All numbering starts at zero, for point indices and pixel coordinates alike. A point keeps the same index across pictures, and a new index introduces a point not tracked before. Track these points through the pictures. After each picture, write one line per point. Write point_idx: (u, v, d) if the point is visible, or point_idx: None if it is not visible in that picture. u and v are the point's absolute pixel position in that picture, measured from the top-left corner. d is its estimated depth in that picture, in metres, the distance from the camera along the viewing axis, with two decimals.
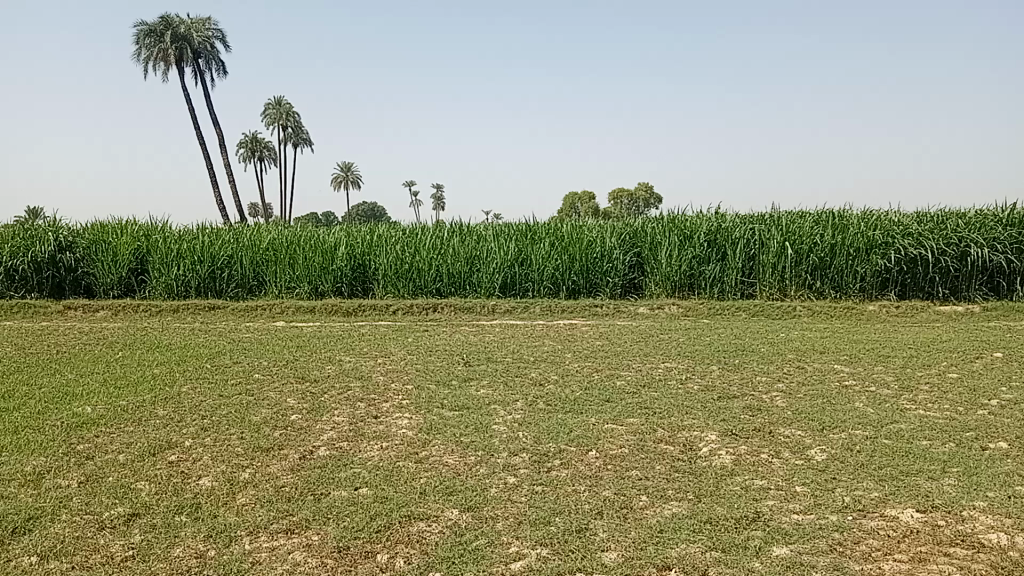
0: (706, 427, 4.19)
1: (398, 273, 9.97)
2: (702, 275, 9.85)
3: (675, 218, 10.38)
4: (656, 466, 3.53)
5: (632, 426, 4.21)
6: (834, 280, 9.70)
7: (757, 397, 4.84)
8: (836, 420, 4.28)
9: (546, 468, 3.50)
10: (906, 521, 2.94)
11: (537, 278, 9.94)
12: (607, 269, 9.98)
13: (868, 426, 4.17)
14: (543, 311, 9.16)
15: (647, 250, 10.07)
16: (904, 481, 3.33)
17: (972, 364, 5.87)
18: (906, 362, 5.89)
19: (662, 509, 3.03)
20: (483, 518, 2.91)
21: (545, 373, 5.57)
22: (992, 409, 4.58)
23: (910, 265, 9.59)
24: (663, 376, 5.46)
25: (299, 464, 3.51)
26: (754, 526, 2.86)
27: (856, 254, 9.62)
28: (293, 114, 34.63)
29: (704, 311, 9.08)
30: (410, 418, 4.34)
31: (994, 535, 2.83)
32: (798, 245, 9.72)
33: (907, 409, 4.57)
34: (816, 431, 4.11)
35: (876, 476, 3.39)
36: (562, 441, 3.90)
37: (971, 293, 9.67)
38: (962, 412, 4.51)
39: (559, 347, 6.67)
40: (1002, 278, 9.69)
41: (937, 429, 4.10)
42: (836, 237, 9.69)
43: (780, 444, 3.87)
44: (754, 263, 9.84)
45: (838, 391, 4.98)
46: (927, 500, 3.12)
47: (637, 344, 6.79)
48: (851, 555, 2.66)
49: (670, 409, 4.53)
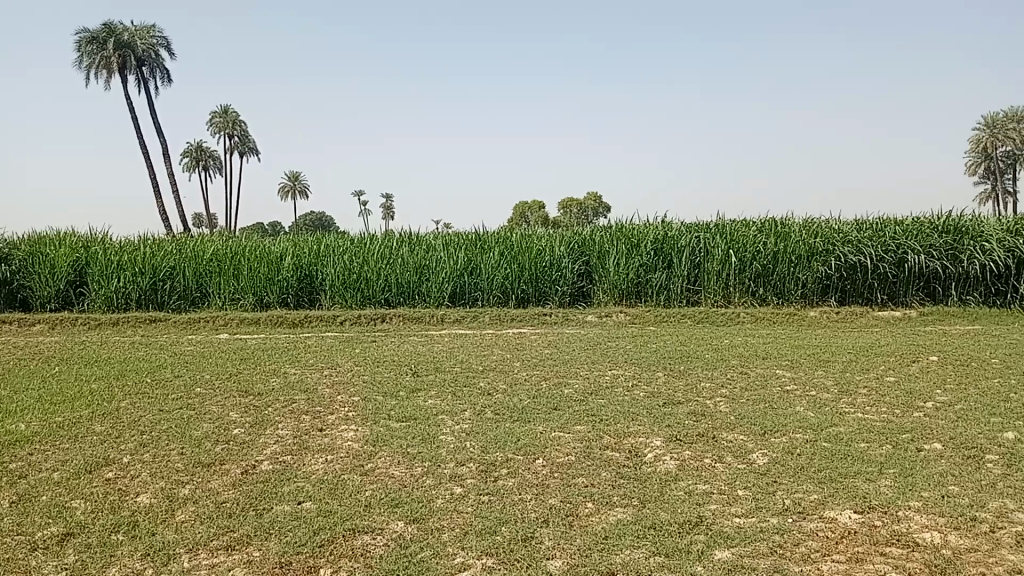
0: (652, 433, 4.24)
1: (345, 283, 9.91)
2: (648, 283, 9.96)
3: (623, 226, 10.51)
4: (602, 472, 3.56)
5: (579, 433, 4.23)
6: (776, 287, 9.89)
7: (701, 403, 4.91)
8: (778, 424, 4.37)
9: (493, 477, 3.50)
10: (844, 522, 3.01)
11: (486, 287, 9.96)
12: (556, 278, 10.02)
13: (808, 430, 4.26)
14: (492, 320, 9.17)
15: (596, 258, 10.17)
16: (843, 483, 3.41)
17: (909, 367, 6.03)
18: (845, 366, 6.03)
19: (607, 515, 3.05)
20: (429, 530, 2.90)
21: (492, 382, 5.57)
22: (927, 411, 4.72)
23: (849, 271, 9.84)
24: (611, 383, 5.51)
25: (241, 479, 3.46)
26: (697, 531, 2.91)
27: (798, 261, 9.83)
28: (240, 123, 34.21)
29: (651, 318, 9.20)
30: (356, 430, 4.30)
31: (928, 534, 2.91)
32: (742, 252, 9.89)
33: (845, 412, 4.67)
34: (759, 436, 4.18)
35: (816, 479, 3.47)
36: (509, 450, 3.91)
37: (908, 298, 9.92)
38: (898, 414, 4.64)
39: (508, 355, 6.69)
40: (938, 283, 9.92)
41: (875, 432, 4.22)
42: (779, 245, 9.90)
43: (724, 449, 3.93)
44: (700, 270, 9.99)
45: (780, 396, 5.08)
46: (865, 501, 3.20)
47: (584, 352, 6.84)
48: (790, 557, 2.71)
49: (616, 416, 4.56)
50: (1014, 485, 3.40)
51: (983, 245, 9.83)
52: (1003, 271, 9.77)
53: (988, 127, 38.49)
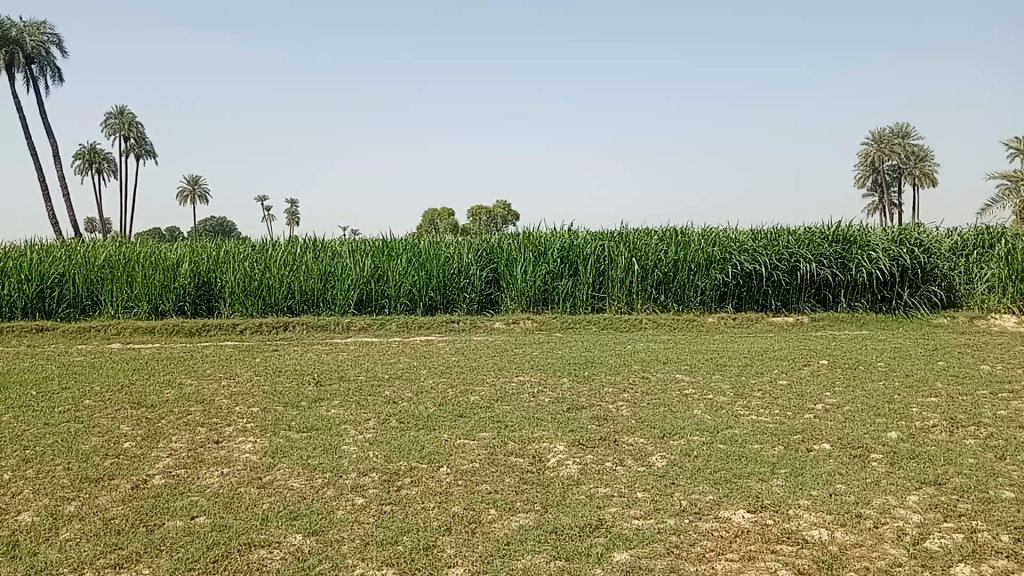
0: (555, 438, 4.28)
1: (246, 291, 9.66)
2: (555, 290, 10.07)
3: (530, 234, 10.61)
4: (506, 478, 3.58)
5: (483, 440, 4.24)
6: (677, 294, 10.15)
7: (604, 407, 5.00)
8: (677, 427, 4.48)
9: (396, 486, 3.47)
10: (738, 522, 3.11)
11: (392, 295, 9.87)
12: (464, 285, 10.02)
13: (705, 432, 4.39)
14: (398, 328, 9.09)
15: (503, 266, 10.21)
16: (737, 483, 3.53)
17: (801, 371, 6.29)
18: (741, 370, 6.24)
19: (509, 521, 3.07)
20: (328, 542, 2.85)
21: (397, 390, 5.51)
22: (816, 412, 4.93)
23: (746, 279, 10.18)
24: (516, 389, 5.54)
25: (131, 494, 3.32)
26: (596, 534, 2.95)
27: (697, 269, 10.12)
28: (137, 125, 32.96)
29: (557, 325, 9.30)
30: (255, 441, 4.19)
31: (816, 531, 3.04)
32: (645, 260, 10.12)
33: (740, 415, 4.83)
34: (658, 439, 4.28)
35: (712, 480, 3.57)
36: (413, 458, 3.88)
37: (800, 304, 10.32)
38: (790, 416, 4.83)
39: (414, 363, 6.65)
40: (828, 290, 10.36)
41: (768, 433, 4.38)
42: (680, 253, 10.17)
43: (624, 452, 4.01)
44: (604, 278, 10.16)
45: (679, 400, 5.21)
46: (758, 500, 3.32)
47: (491, 359, 6.86)
48: (686, 557, 2.78)
49: (521, 422, 4.59)
50: (895, 482, 3.59)
51: (869, 254, 10.33)
52: (887, 279, 10.28)
53: (874, 142, 40.58)
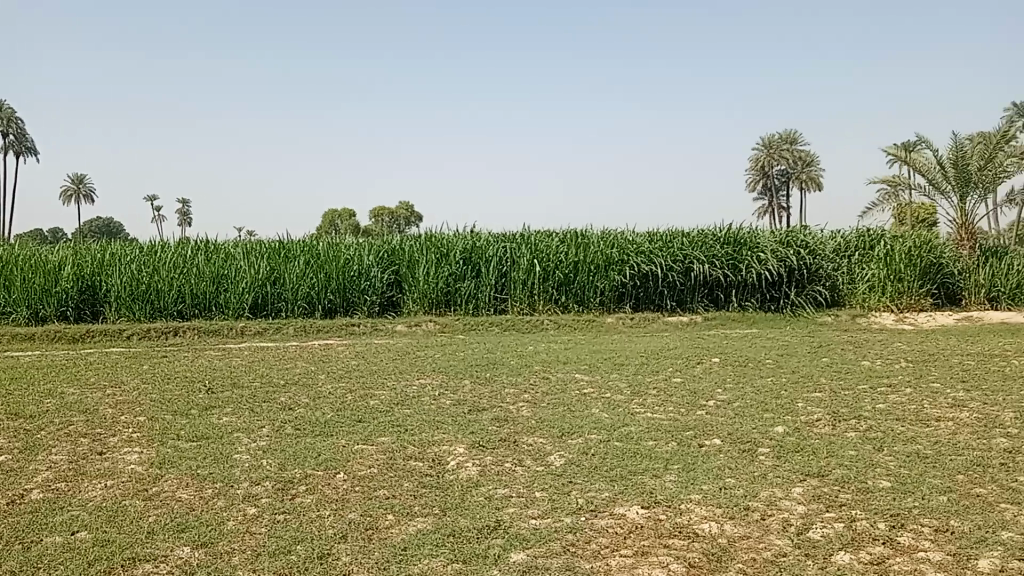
0: (455, 440, 4.28)
1: (134, 294, 9.29)
2: (457, 292, 10.06)
3: (432, 236, 10.58)
4: (404, 483, 3.56)
5: (382, 444, 4.20)
6: (577, 295, 10.29)
7: (504, 408, 5.03)
8: (575, 426, 4.55)
9: (290, 494, 3.40)
10: (632, 518, 3.18)
11: (290, 297, 9.66)
12: (364, 287, 9.90)
13: (603, 430, 4.47)
14: (297, 332, 8.91)
15: (405, 268, 10.14)
16: (632, 480, 3.61)
17: (695, 368, 6.48)
18: (638, 369, 6.39)
19: (407, 526, 3.05)
20: (219, 553, 2.77)
21: (294, 396, 5.40)
22: (708, 409, 5.09)
23: (642, 279, 10.42)
24: (417, 393, 5.51)
25: (5, 511, 3.14)
26: (494, 535, 2.97)
27: (596, 270, 10.30)
28: (16, 120, 31.24)
29: (459, 327, 9.30)
30: (142, 452, 4.03)
31: (706, 524, 3.14)
32: (546, 262, 10.23)
33: (636, 412, 4.95)
34: (557, 438, 4.34)
35: (608, 477, 3.65)
36: (309, 465, 3.81)
37: (695, 304, 10.62)
38: (683, 413, 4.98)
39: (312, 368, 6.53)
40: (720, 290, 10.71)
41: (662, 430, 4.50)
42: (579, 255, 10.33)
43: (523, 453, 4.04)
44: (506, 279, 10.21)
45: (578, 399, 5.30)
46: (652, 496, 3.41)
47: (391, 362, 6.80)
48: (582, 554, 2.83)
49: (420, 425, 4.57)
50: (780, 475, 3.75)
51: (759, 256, 10.73)
52: (776, 279, 10.70)
53: (764, 147, 42.25)
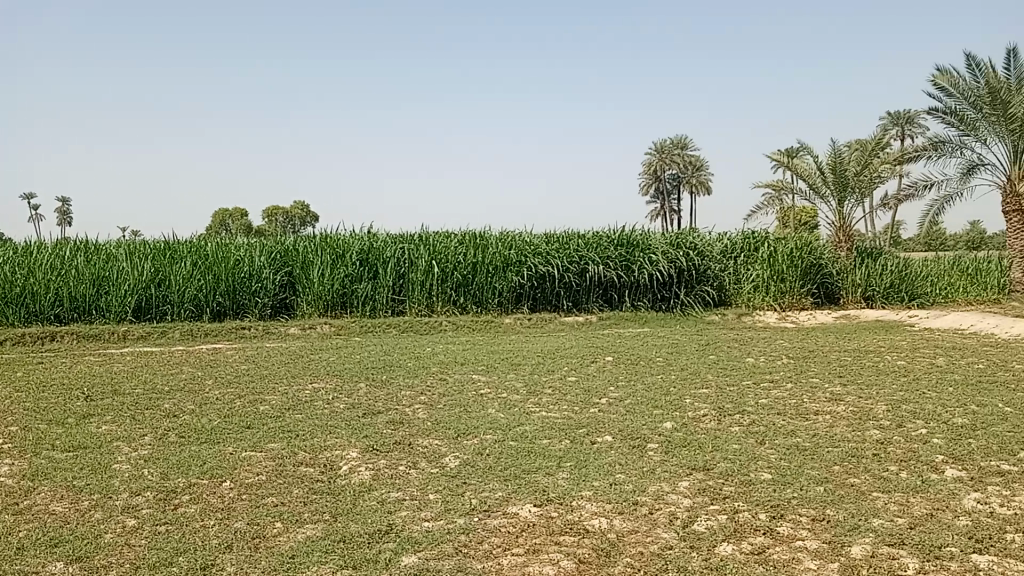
0: (347, 445, 4.22)
1: (5, 297, 8.78)
2: (353, 293, 9.92)
3: (327, 236, 10.41)
4: (293, 490, 3.49)
5: (271, 451, 4.10)
6: (475, 296, 10.31)
7: (399, 411, 4.99)
8: (470, 427, 4.56)
9: (173, 505, 3.28)
10: (524, 516, 3.21)
11: (176, 300, 9.29)
12: (256, 289, 9.64)
13: (498, 430, 4.50)
14: (184, 336, 8.60)
15: (298, 269, 9.92)
16: (525, 479, 3.64)
17: (589, 367, 6.59)
18: (534, 369, 6.45)
19: (296, 533, 2.99)
20: (94, 568, 2.65)
21: (179, 403, 5.20)
22: (602, 406, 5.19)
23: (539, 280, 10.53)
24: (309, 397, 5.40)
25: None
26: (385, 539, 2.95)
27: (494, 272, 10.34)
28: None
29: (355, 329, 9.17)
30: (10, 464, 3.80)
31: (596, 520, 3.20)
32: (443, 263, 10.21)
33: (531, 412, 5.00)
34: (452, 439, 4.34)
35: (502, 477, 3.67)
36: (193, 474, 3.68)
37: (590, 304, 10.79)
38: (577, 411, 5.06)
39: (199, 373, 6.31)
40: (614, 291, 10.92)
41: (556, 429, 4.56)
42: (477, 256, 10.35)
43: (417, 455, 4.02)
44: (403, 281, 10.13)
45: (474, 399, 5.31)
46: (544, 494, 3.45)
47: (284, 366, 6.64)
48: (474, 555, 2.84)
49: (312, 430, 4.49)
50: (669, 469, 3.86)
51: (650, 257, 11.01)
52: (667, 279, 11.01)
53: (657, 152, 43.42)
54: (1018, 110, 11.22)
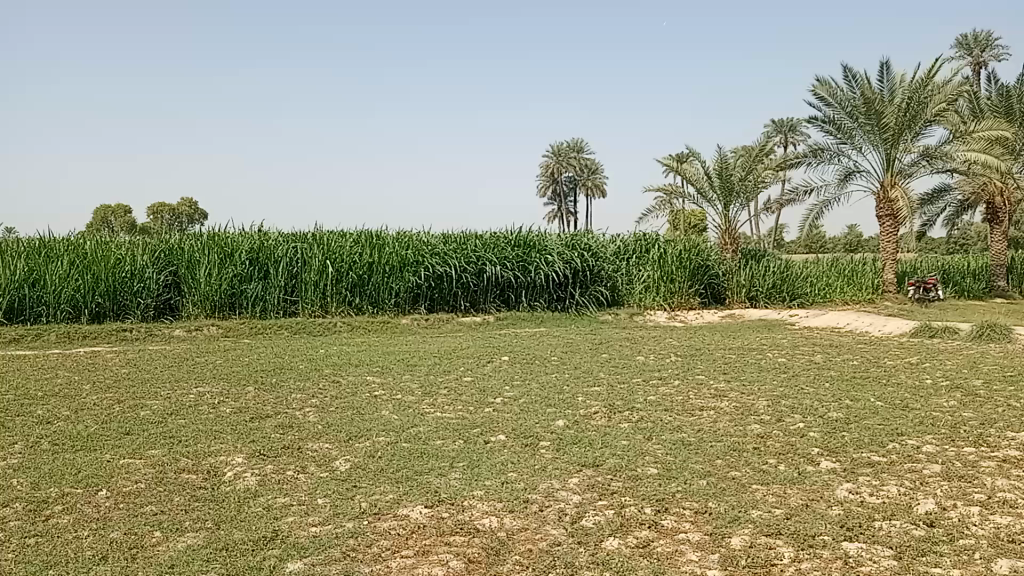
0: (234, 450, 4.10)
1: None
2: (243, 294, 9.64)
3: (216, 235, 10.08)
4: (175, 497, 3.36)
5: (152, 458, 3.95)
6: (371, 296, 10.17)
7: (289, 414, 4.88)
8: (362, 429, 4.50)
9: (43, 516, 3.11)
10: (415, 518, 3.19)
11: (51, 301, 8.86)
12: (138, 289, 9.25)
13: (390, 432, 4.46)
14: (59, 338, 8.17)
15: (185, 268, 9.57)
16: (417, 480, 3.62)
17: (484, 367, 6.61)
18: (429, 370, 6.43)
19: (176, 542, 2.89)
20: None
21: (53, 409, 4.93)
22: (496, 406, 5.21)
23: (437, 281, 10.48)
24: (194, 401, 5.21)
25: None
26: (270, 545, 2.88)
27: (390, 272, 10.24)
28: None
29: (245, 331, 8.91)
30: None
31: (487, 519, 3.21)
32: (338, 263, 10.04)
33: (425, 413, 4.97)
34: (343, 442, 4.27)
35: (393, 479, 3.64)
36: (66, 484, 3.50)
37: (487, 305, 10.82)
38: (472, 411, 5.06)
39: (76, 377, 6.00)
40: (512, 291, 10.96)
41: (450, 429, 4.55)
42: (373, 256, 10.23)
43: (307, 459, 3.95)
44: (296, 281, 9.91)
45: (367, 401, 5.24)
46: (435, 495, 3.44)
47: (168, 369, 6.39)
48: (362, 558, 2.81)
49: (197, 436, 4.34)
50: (560, 467, 3.91)
51: (546, 258, 11.12)
52: (563, 280, 11.15)
53: (554, 154, 43.95)
54: (890, 121, 11.88)
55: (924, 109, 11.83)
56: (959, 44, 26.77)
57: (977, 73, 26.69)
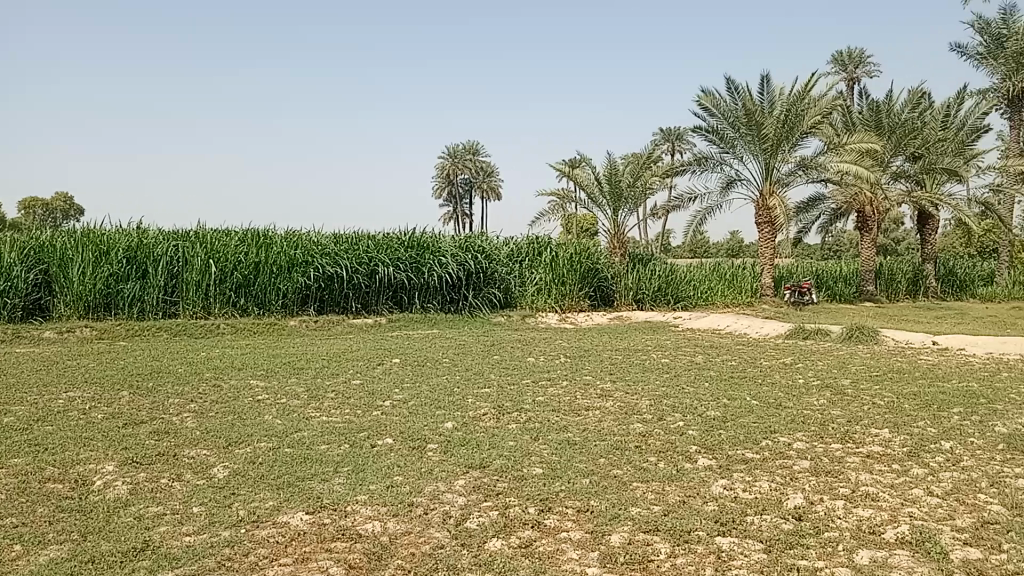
0: (104, 458, 3.92)
1: None
2: (120, 294, 9.22)
3: (91, 232, 9.62)
4: (38, 509, 3.19)
5: (14, 467, 3.73)
6: (257, 297, 9.90)
7: (166, 420, 4.70)
8: (243, 434, 4.38)
9: None
10: (295, 525, 3.13)
11: None
12: (4, 289, 8.79)
13: (273, 437, 4.35)
14: None
15: (56, 267, 9.12)
16: (298, 486, 3.55)
17: (373, 370, 6.54)
18: (317, 373, 6.31)
19: (36, 556, 2.74)
20: None
21: None
22: (384, 409, 5.16)
23: (327, 282, 10.29)
24: (63, 407, 4.94)
25: None
26: (140, 557, 2.76)
27: (278, 272, 10.00)
28: None
29: (121, 332, 8.52)
30: None
31: (370, 524, 3.17)
32: (222, 262, 9.74)
33: (310, 417, 4.87)
34: (222, 448, 4.15)
35: (274, 485, 3.55)
36: None
37: (380, 306, 10.69)
38: (359, 414, 5.00)
39: None
40: (404, 293, 10.86)
41: (335, 433, 4.48)
42: (259, 256, 9.97)
43: (183, 466, 3.81)
44: (177, 281, 9.55)
45: (250, 406, 5.10)
46: (317, 501, 3.38)
47: (35, 373, 6.05)
48: (238, 568, 2.73)
49: (65, 443, 4.12)
50: (446, 469, 3.91)
51: (439, 259, 11.09)
52: (456, 282, 11.13)
53: (450, 156, 43.94)
54: (769, 132, 12.40)
55: (800, 121, 12.42)
56: (834, 60, 28.25)
57: (850, 88, 28.21)
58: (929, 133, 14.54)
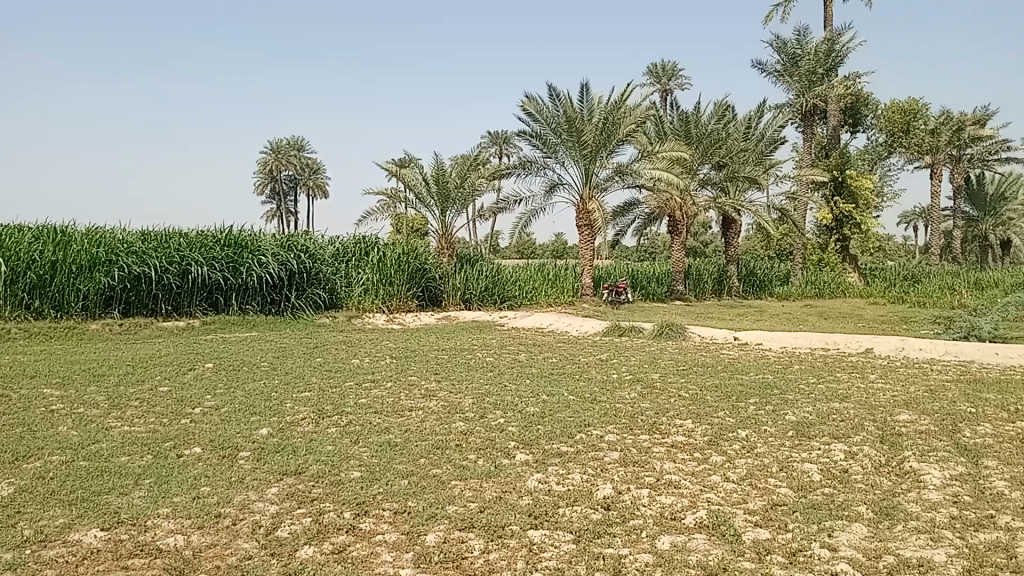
0: None
1: None
2: None
3: None
4: None
5: None
6: (54, 299, 9.16)
7: None
8: (32, 448, 4.06)
9: None
10: (88, 543, 2.94)
11: None
12: None
13: (67, 450, 4.06)
14: None
15: None
16: (94, 501, 3.34)
17: (184, 375, 6.24)
18: (120, 380, 5.94)
19: None
20: None
21: None
22: (194, 417, 4.94)
23: (134, 282, 9.69)
24: None
25: None
26: None
27: (78, 272, 9.31)
28: None
29: None
30: None
31: (172, 538, 3.04)
32: (13, 261, 8.96)
33: (110, 427, 4.58)
34: (7, 464, 3.82)
35: (65, 501, 3.32)
36: None
37: (193, 308, 10.20)
38: (165, 423, 4.75)
39: None
40: (220, 293, 10.42)
41: (138, 444, 4.24)
42: (57, 254, 9.25)
43: None
44: None
45: (41, 417, 4.73)
46: (113, 516, 3.19)
47: None
48: None
49: None
50: (258, 477, 3.80)
51: (259, 259, 10.73)
52: (276, 282, 10.81)
53: (274, 151, 42.28)
54: (588, 138, 12.90)
55: (616, 129, 13.00)
56: (649, 72, 29.72)
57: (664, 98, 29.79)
58: (733, 143, 15.62)
